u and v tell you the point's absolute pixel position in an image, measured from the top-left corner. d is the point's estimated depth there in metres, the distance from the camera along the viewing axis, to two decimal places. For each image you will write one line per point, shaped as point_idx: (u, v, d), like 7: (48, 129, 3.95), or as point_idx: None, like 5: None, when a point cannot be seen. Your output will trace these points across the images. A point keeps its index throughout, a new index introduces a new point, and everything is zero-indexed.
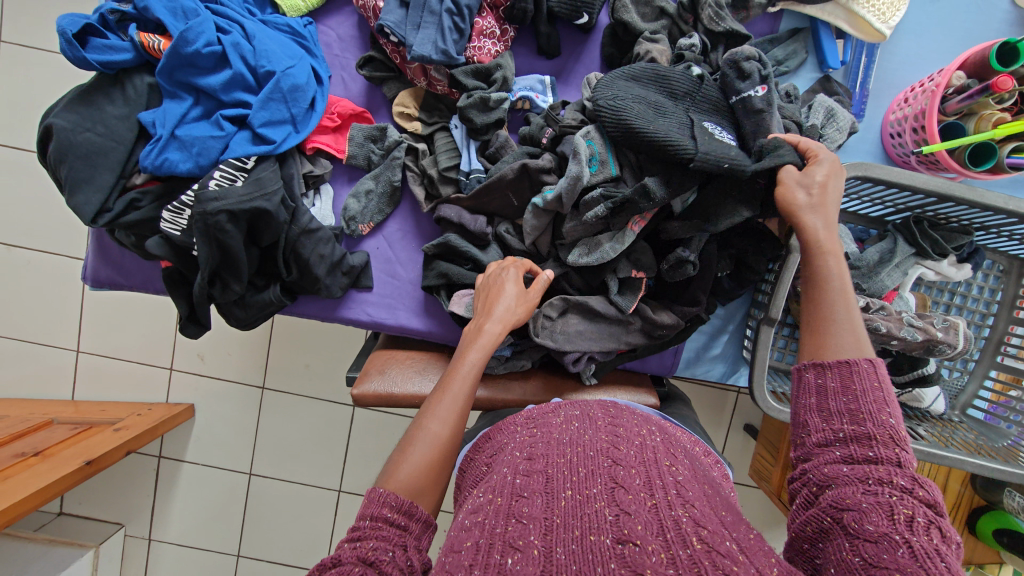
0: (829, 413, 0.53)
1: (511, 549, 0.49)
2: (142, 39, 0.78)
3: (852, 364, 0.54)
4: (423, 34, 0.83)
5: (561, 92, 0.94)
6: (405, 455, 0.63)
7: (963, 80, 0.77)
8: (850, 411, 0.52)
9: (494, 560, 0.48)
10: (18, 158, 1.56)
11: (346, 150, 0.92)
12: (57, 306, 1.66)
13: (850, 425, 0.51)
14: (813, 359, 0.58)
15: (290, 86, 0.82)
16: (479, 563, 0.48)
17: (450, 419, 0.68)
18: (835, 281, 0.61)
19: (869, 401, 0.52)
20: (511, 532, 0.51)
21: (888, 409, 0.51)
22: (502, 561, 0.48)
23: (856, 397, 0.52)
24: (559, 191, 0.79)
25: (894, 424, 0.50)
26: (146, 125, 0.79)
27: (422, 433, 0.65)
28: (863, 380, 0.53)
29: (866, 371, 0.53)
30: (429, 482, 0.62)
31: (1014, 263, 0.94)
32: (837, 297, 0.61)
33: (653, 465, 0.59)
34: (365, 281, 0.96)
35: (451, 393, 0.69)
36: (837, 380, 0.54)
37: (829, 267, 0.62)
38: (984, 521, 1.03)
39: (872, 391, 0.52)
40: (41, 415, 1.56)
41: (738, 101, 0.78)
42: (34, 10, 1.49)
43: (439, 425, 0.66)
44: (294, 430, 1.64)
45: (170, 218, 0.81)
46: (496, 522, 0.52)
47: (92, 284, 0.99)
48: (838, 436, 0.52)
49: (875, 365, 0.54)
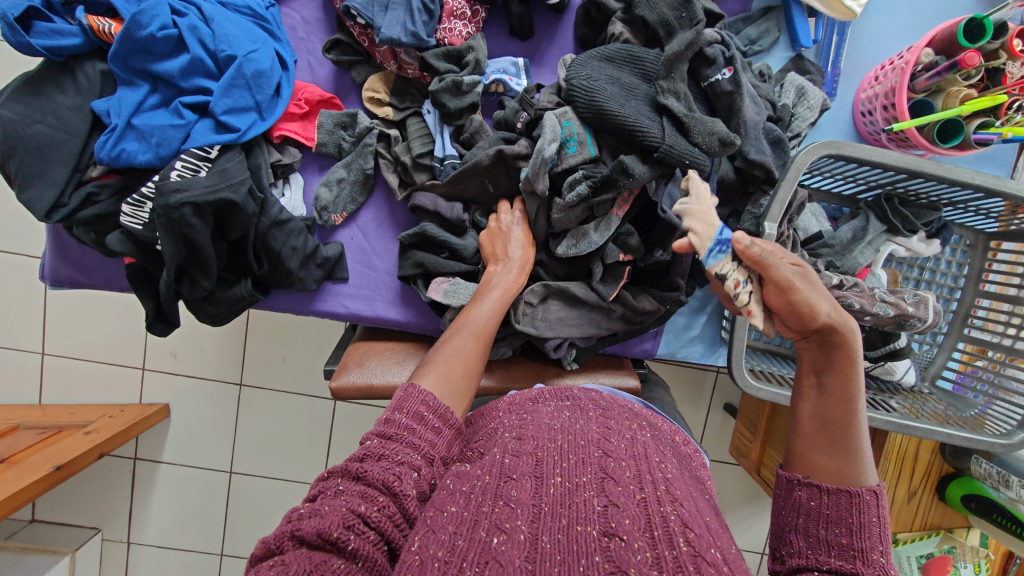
0: (818, 541, 0.56)
1: (497, 530, 0.48)
2: (92, 23, 0.73)
3: (855, 492, 0.56)
4: (391, 16, 0.80)
5: (536, 74, 0.92)
6: (436, 361, 0.69)
7: (931, 57, 0.77)
8: (843, 543, 0.54)
9: (480, 538, 0.48)
10: None
11: (316, 138, 0.89)
12: (18, 308, 1.59)
13: (837, 559, 0.54)
14: (809, 475, 0.60)
15: (254, 71, 0.79)
16: (464, 532, 0.48)
17: (479, 336, 0.74)
18: (851, 400, 0.61)
19: (864, 537, 0.54)
20: (499, 514, 0.50)
21: (880, 546, 0.54)
22: (488, 540, 0.47)
23: (850, 529, 0.55)
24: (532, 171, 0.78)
25: (885, 563, 0.53)
26: (100, 115, 0.75)
27: (449, 346, 0.71)
28: (863, 512, 0.55)
29: (868, 503, 0.56)
30: (458, 389, 0.68)
31: (979, 237, 0.97)
32: (850, 421, 0.60)
33: (643, 460, 0.60)
34: (340, 272, 0.94)
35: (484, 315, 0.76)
36: (833, 507, 0.56)
37: (847, 389, 0.62)
38: (953, 487, 1.07)
39: (869, 526, 0.55)
40: (6, 421, 1.51)
41: (707, 87, 0.80)
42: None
43: (472, 341, 0.73)
44: (274, 427, 1.61)
45: (130, 212, 0.77)
46: (483, 501, 0.52)
47: (52, 283, 0.95)
48: (822, 565, 0.54)
49: (877, 496, 0.57)
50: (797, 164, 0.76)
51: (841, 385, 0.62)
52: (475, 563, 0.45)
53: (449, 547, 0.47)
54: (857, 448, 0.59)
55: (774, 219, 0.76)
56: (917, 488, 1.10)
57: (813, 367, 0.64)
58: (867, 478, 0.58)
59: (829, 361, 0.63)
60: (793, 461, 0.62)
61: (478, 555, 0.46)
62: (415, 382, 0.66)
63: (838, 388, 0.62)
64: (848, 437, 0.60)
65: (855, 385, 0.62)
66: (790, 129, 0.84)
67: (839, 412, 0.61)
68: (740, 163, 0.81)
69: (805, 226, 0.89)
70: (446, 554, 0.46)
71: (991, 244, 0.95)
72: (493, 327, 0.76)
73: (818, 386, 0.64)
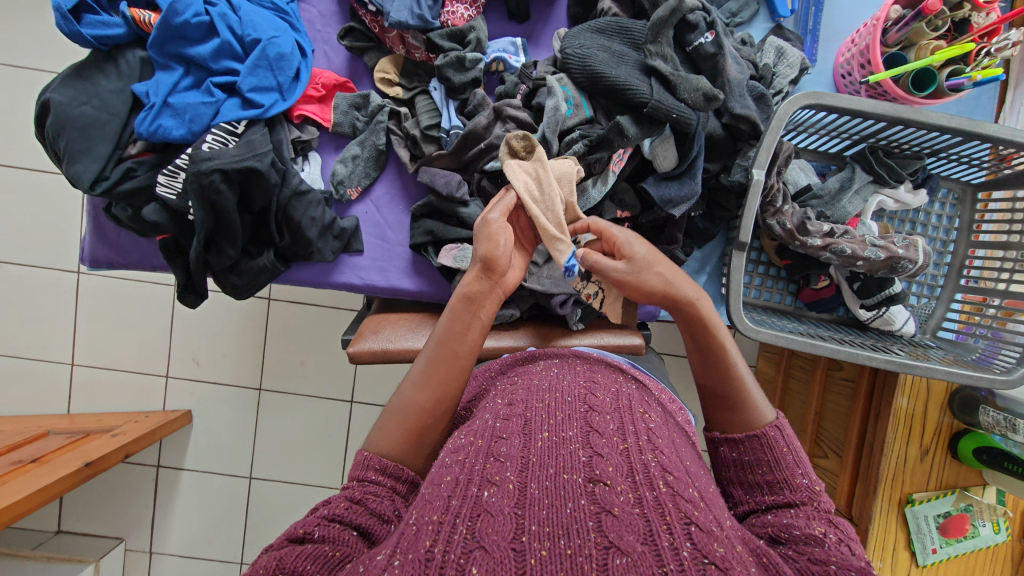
0: (752, 486, 0.63)
1: (488, 484, 0.51)
2: (134, 14, 0.82)
3: (761, 435, 0.64)
4: (399, 1, 0.88)
5: (533, 54, 0.98)
6: (383, 423, 0.66)
7: (898, 13, 0.83)
8: (769, 481, 0.61)
9: (472, 493, 0.49)
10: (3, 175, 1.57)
11: (332, 119, 0.96)
12: (50, 320, 1.66)
13: (771, 496, 0.61)
14: (727, 431, 0.67)
15: (276, 53, 0.87)
16: (457, 494, 0.50)
17: (428, 381, 0.69)
18: (725, 354, 0.69)
19: (782, 468, 0.61)
20: (489, 469, 0.53)
21: (799, 471, 0.61)
22: (479, 493, 0.49)
23: (771, 466, 0.62)
24: (542, 131, 0.85)
25: (809, 484, 0.60)
26: (140, 96, 0.84)
27: (397, 400, 0.68)
28: (774, 448, 0.63)
29: (775, 438, 0.63)
30: (409, 443, 0.65)
31: (967, 190, 1.00)
32: (732, 371, 0.68)
33: (626, 412, 0.64)
34: (355, 245, 1.00)
35: (430, 360, 0.70)
36: (751, 453, 0.64)
37: (719, 345, 0.69)
38: (965, 443, 1.08)
39: (784, 456, 0.62)
40: (37, 428, 1.56)
41: (692, 51, 0.86)
42: (20, 27, 1.52)
43: (417, 393, 0.67)
44: (293, 426, 1.65)
45: (165, 181, 0.85)
46: (476, 461, 0.54)
47: (90, 265, 1.02)
48: (763, 505, 0.61)
49: (780, 429, 0.65)
50: (778, 116, 0.81)
51: (707, 349, 0.69)
52: (468, 517, 0.46)
53: (442, 510, 0.48)
54: (746, 396, 0.67)
55: (761, 165, 0.82)
56: (929, 447, 1.10)
57: (686, 336, 0.72)
58: (766, 416, 0.66)
59: (693, 332, 0.70)
60: (713, 424, 0.69)
61: (471, 509, 0.48)
62: (367, 446, 0.65)
63: (712, 350, 0.69)
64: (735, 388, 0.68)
65: (723, 342, 0.70)
66: (772, 86, 0.90)
67: (722, 370, 0.68)
68: (727, 120, 0.86)
69: (794, 179, 0.94)
70: (440, 516, 0.47)
71: (979, 195, 0.99)
72: (446, 367, 0.70)
73: (693, 352, 0.72)
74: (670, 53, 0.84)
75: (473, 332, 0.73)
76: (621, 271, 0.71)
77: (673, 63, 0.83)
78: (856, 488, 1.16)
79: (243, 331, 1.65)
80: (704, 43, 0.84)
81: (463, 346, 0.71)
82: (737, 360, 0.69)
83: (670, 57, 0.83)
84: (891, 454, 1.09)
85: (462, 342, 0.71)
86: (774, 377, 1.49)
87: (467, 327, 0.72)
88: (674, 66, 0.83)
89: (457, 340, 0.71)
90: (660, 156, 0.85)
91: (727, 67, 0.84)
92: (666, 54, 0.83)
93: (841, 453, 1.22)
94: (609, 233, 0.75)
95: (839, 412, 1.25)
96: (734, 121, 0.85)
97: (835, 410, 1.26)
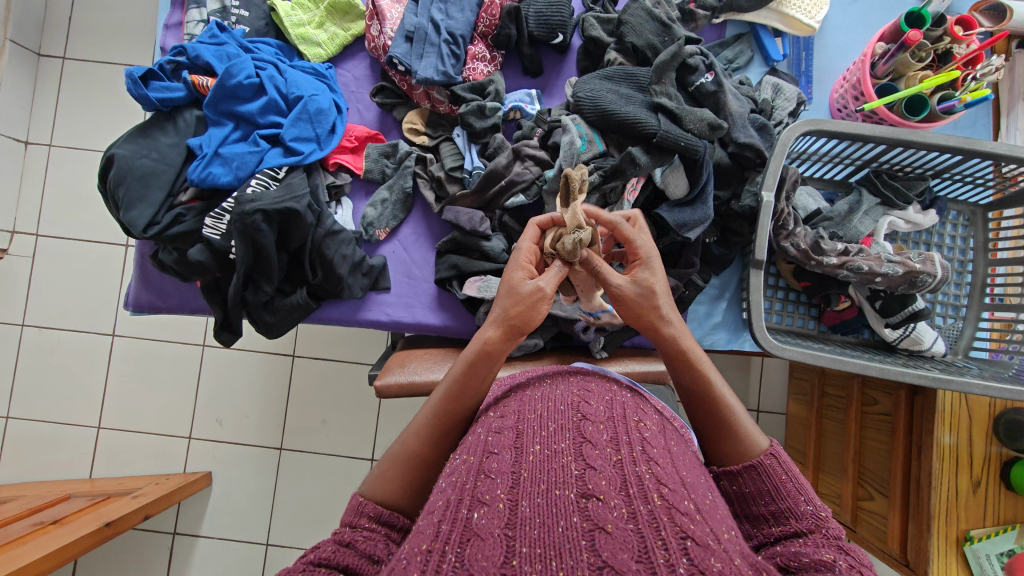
0: (756, 518, 0.60)
1: (478, 504, 0.47)
2: (194, 79, 0.93)
3: (757, 464, 0.61)
4: (426, 61, 0.98)
5: (547, 103, 1.07)
6: (379, 469, 0.63)
7: (883, 47, 0.90)
8: (772, 511, 0.58)
9: (461, 516, 0.46)
10: (48, 245, 1.65)
11: (364, 167, 1.04)
12: (77, 384, 1.66)
13: (777, 527, 0.58)
14: (723, 463, 0.64)
15: (316, 108, 0.97)
16: (447, 517, 0.46)
17: (432, 434, 0.65)
18: (713, 386, 0.67)
19: (783, 496, 0.58)
20: (480, 487, 0.49)
21: (802, 497, 0.58)
22: (469, 515, 0.46)
23: (773, 496, 0.59)
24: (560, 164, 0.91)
25: (813, 510, 0.57)
26: (194, 148, 0.93)
27: (396, 447, 0.65)
28: (773, 476, 0.60)
29: (772, 467, 0.60)
30: (405, 494, 0.62)
31: (977, 211, 1.02)
32: (721, 403, 0.66)
33: (620, 421, 0.59)
34: (383, 282, 1.04)
35: (437, 410, 0.66)
36: (751, 485, 0.60)
37: (706, 379, 0.67)
38: (1017, 471, 1.02)
39: (784, 483, 0.59)
40: (58, 492, 1.52)
41: (694, 90, 0.93)
42: (72, 105, 1.64)
43: (417, 441, 0.64)
44: (311, 489, 1.59)
45: (211, 224, 0.91)
46: (467, 480, 0.51)
47: (133, 309, 1.07)
48: (772, 538, 0.57)
49: (777, 457, 0.62)
50: (781, 142, 0.85)
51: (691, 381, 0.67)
52: (457, 543, 0.43)
53: (433, 536, 0.44)
54: (738, 425, 0.64)
55: (770, 187, 0.86)
56: (980, 478, 1.04)
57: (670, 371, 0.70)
58: (760, 443, 0.63)
59: (677, 364, 0.68)
60: (710, 457, 0.66)
61: (460, 533, 0.44)
62: (362, 489, 0.62)
63: (697, 384, 0.67)
64: (726, 420, 0.65)
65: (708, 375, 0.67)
66: (772, 117, 0.97)
67: (710, 402, 0.66)
68: (732, 149, 0.92)
69: (803, 205, 0.97)
70: (430, 544, 0.43)
71: (989, 215, 1.00)
72: (452, 421, 0.66)
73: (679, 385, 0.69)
74: (672, 91, 0.91)
75: (485, 386, 0.67)
76: (624, 290, 0.69)
77: (677, 100, 0.91)
78: (909, 530, 1.08)
79: (266, 389, 1.63)
80: (705, 82, 0.92)
81: (471, 399, 0.67)
82: (725, 391, 0.67)
83: (673, 94, 0.91)
84: (939, 486, 1.03)
85: (471, 395, 0.67)
86: (807, 428, 1.39)
87: (475, 380, 0.67)
88: (678, 102, 0.91)
89: (463, 394, 0.66)
90: (671, 183, 0.91)
91: (728, 101, 0.91)
92: (669, 92, 0.91)
93: (888, 494, 1.14)
94: (633, 245, 0.71)
95: (881, 450, 1.16)
96: (740, 149, 0.91)
97: (876, 447, 1.18)
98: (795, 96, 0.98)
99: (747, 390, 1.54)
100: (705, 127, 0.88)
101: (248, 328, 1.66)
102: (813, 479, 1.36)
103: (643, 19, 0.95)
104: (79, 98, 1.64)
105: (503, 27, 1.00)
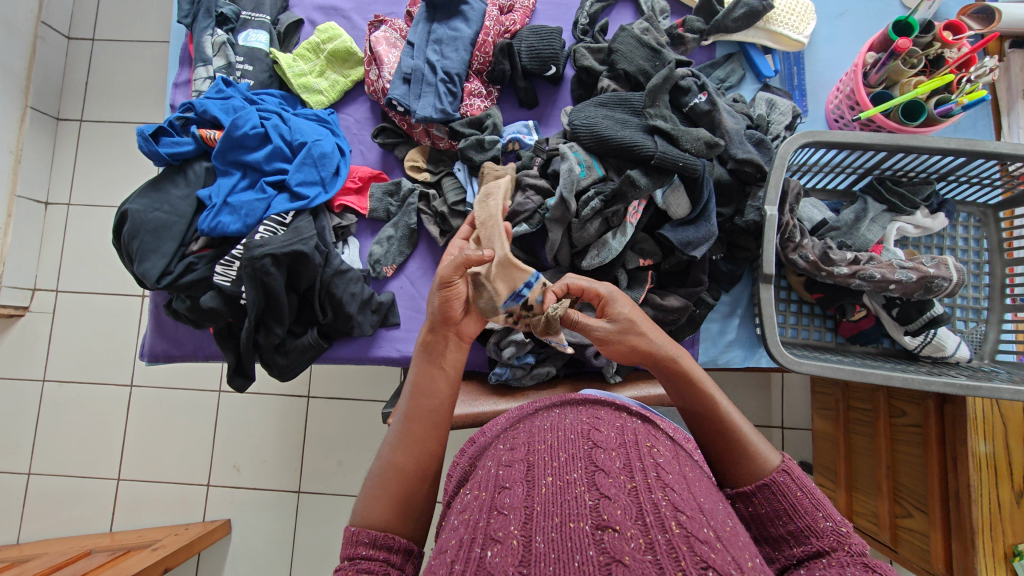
0: (776, 541, 0.57)
1: (491, 542, 0.46)
2: (202, 133, 0.97)
3: (770, 482, 0.59)
4: (424, 101, 1.00)
5: (544, 132, 1.10)
6: (365, 491, 0.63)
7: (874, 57, 0.91)
8: (792, 531, 0.56)
9: (474, 555, 0.45)
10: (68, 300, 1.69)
11: (369, 206, 1.06)
12: (97, 437, 1.67)
13: (799, 547, 0.56)
14: (736, 484, 0.62)
15: (320, 153, 0.99)
16: (460, 557, 0.45)
17: (405, 440, 0.66)
18: (716, 403, 0.66)
19: (801, 515, 0.56)
20: (493, 524, 0.48)
21: (821, 513, 0.56)
22: (482, 554, 0.45)
23: (791, 516, 0.57)
24: (561, 195, 0.91)
25: (834, 527, 0.55)
26: (204, 199, 0.96)
27: (376, 464, 0.65)
28: (789, 495, 0.58)
29: (786, 484, 0.58)
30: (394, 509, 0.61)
31: (987, 211, 1.00)
32: (726, 421, 0.64)
33: (632, 447, 0.57)
34: (392, 318, 1.04)
35: (405, 418, 0.67)
36: (767, 505, 0.58)
37: (708, 395, 0.66)
38: None
39: (800, 501, 0.57)
40: (79, 548, 1.51)
41: (688, 110, 0.94)
42: (88, 164, 1.70)
43: (394, 452, 0.65)
44: (331, 532, 1.57)
45: (222, 271, 0.93)
46: (479, 518, 0.49)
47: (149, 359, 1.09)
48: (795, 560, 0.55)
49: (791, 473, 0.60)
50: (780, 156, 0.85)
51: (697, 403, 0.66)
52: None
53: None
54: (746, 442, 0.63)
55: (772, 202, 0.85)
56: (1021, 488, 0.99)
57: (670, 392, 0.70)
58: (771, 461, 0.62)
59: (678, 387, 0.68)
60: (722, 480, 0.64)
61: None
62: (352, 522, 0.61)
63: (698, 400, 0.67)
64: (731, 439, 0.64)
65: (710, 393, 0.66)
66: (769, 132, 0.98)
67: (716, 422, 0.65)
68: (732, 165, 0.93)
69: (809, 216, 0.98)
70: None
71: (1001, 214, 0.99)
72: (419, 421, 0.67)
73: (683, 407, 0.69)
74: (666, 113, 0.92)
75: (440, 383, 0.70)
76: (604, 331, 0.71)
77: (671, 122, 0.92)
78: (954, 548, 1.02)
79: (282, 432, 1.63)
80: (699, 102, 0.93)
81: (433, 398, 0.69)
82: (728, 408, 0.66)
83: (667, 117, 0.92)
84: (980, 499, 0.98)
85: (431, 402, 0.69)
86: (834, 446, 1.33)
87: (432, 375, 0.70)
88: (672, 124, 0.91)
89: (426, 392, 0.69)
90: (673, 204, 0.91)
91: (724, 120, 0.92)
92: (662, 115, 0.92)
93: (927, 509, 1.08)
94: (590, 291, 0.74)
95: (915, 463, 1.11)
96: (739, 165, 0.91)
97: (910, 461, 1.12)
98: (789, 108, 0.99)
99: (770, 409, 1.50)
100: (702, 146, 0.89)
101: (262, 372, 1.66)
102: (847, 499, 1.29)
103: (633, 46, 0.98)
104: (95, 157, 1.70)
105: (497, 64, 1.04)
